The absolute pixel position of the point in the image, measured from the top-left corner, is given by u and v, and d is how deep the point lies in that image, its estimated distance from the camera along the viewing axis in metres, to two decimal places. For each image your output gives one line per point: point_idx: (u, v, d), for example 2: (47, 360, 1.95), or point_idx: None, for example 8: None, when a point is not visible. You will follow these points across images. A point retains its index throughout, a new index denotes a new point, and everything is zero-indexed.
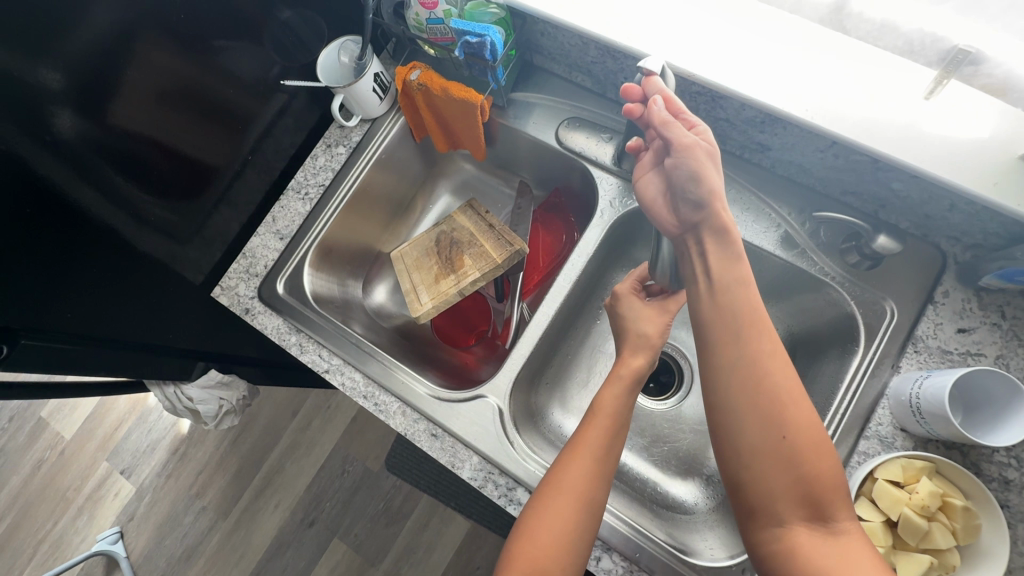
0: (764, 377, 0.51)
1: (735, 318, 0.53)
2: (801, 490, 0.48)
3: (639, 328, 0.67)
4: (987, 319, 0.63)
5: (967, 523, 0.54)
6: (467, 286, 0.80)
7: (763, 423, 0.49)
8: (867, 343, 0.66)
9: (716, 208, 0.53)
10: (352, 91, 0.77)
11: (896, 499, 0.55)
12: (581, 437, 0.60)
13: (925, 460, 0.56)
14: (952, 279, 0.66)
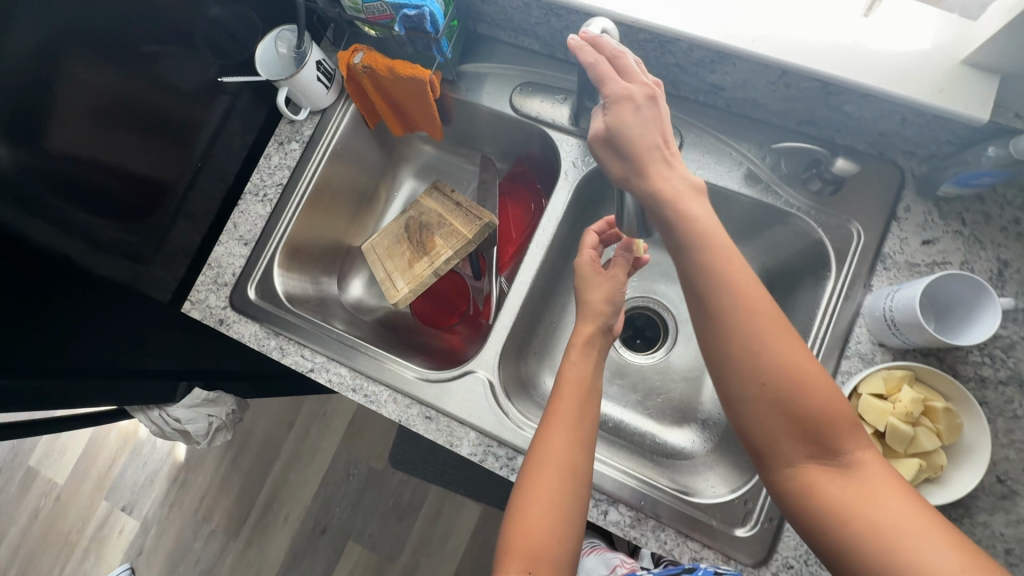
0: (736, 315, 0.49)
1: (707, 267, 0.50)
2: (800, 428, 0.48)
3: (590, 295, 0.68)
4: (949, 228, 0.65)
5: (949, 423, 0.56)
6: (443, 265, 0.79)
7: (762, 371, 0.48)
8: (838, 266, 0.67)
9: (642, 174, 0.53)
10: (296, 82, 0.74)
11: (881, 411, 0.57)
12: (555, 409, 0.60)
13: (905, 369, 0.58)
14: (912, 193, 0.67)
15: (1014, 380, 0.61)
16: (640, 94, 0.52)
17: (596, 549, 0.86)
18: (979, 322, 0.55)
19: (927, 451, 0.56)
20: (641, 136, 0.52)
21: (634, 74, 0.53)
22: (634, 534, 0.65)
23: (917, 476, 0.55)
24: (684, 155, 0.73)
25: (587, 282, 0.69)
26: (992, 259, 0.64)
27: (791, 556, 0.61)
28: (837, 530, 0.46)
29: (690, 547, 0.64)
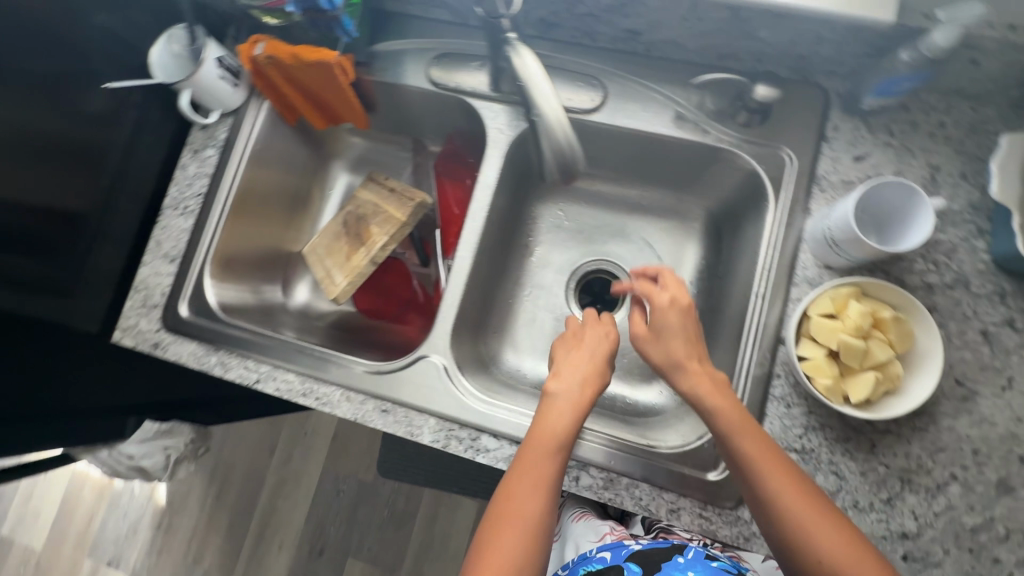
0: (730, 437, 0.54)
1: (699, 384, 0.58)
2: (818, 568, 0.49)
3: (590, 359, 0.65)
4: (878, 142, 0.65)
5: (900, 331, 0.55)
6: (380, 252, 0.77)
7: (750, 463, 0.53)
8: (776, 195, 0.66)
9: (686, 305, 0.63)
10: (198, 82, 0.72)
11: (832, 329, 0.56)
12: (525, 467, 0.56)
13: (850, 285, 0.57)
14: (839, 112, 0.67)
15: (960, 282, 0.61)
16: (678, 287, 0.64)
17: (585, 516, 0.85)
18: (915, 226, 0.55)
19: (882, 363, 0.55)
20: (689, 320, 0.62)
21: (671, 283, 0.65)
22: (609, 496, 0.63)
23: (875, 388, 0.55)
24: (611, 106, 0.72)
25: (589, 348, 0.66)
26: (924, 167, 0.64)
27: None
28: None
29: (666, 499, 0.62)
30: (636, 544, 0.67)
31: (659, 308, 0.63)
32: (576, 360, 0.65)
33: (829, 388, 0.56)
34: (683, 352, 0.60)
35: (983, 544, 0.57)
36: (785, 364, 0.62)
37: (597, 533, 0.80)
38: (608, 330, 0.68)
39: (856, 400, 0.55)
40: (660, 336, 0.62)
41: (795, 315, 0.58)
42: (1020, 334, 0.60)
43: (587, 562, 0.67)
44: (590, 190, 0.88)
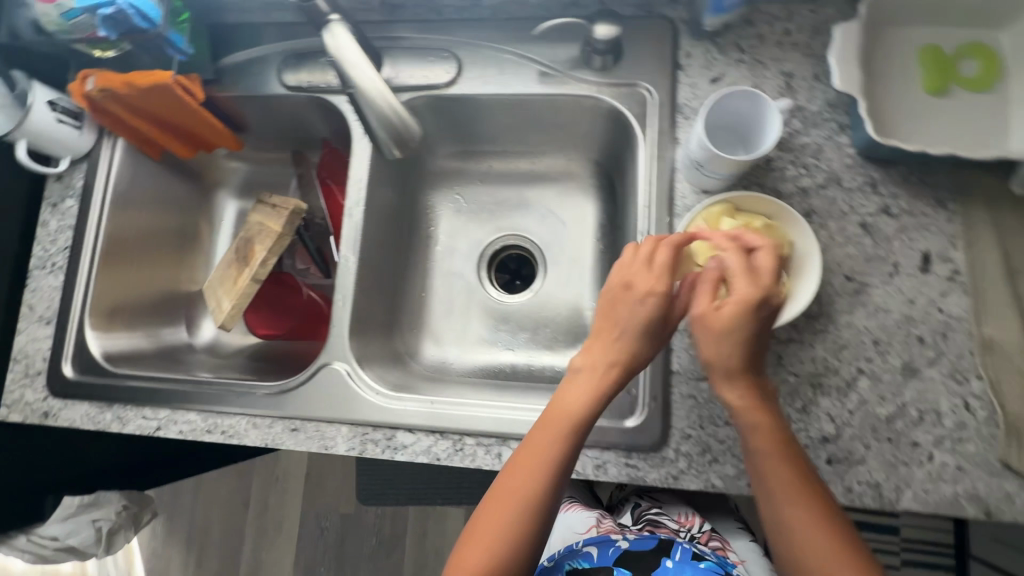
0: (761, 446, 0.51)
1: (740, 384, 0.52)
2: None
3: (619, 335, 0.56)
4: (731, 60, 0.65)
5: (771, 237, 0.56)
6: (262, 269, 0.74)
7: (775, 473, 0.50)
8: (644, 132, 0.66)
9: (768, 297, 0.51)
10: (30, 129, 0.67)
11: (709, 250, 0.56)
12: (528, 450, 0.54)
13: (720, 204, 0.57)
14: (689, 39, 0.66)
15: (832, 181, 0.61)
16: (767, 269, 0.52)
17: (573, 507, 0.88)
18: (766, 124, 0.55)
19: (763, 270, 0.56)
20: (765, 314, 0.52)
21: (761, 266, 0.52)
22: None
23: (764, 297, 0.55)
24: (469, 75, 0.70)
25: (621, 324, 0.56)
26: (778, 75, 0.64)
27: (685, 424, 0.59)
28: None
29: (591, 456, 0.60)
30: (624, 543, 0.71)
31: (734, 299, 0.52)
32: (606, 342, 0.57)
33: None
34: (739, 360, 0.52)
35: (901, 430, 0.57)
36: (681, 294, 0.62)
37: (586, 525, 0.83)
38: (660, 293, 0.55)
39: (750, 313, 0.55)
40: (727, 335, 0.52)
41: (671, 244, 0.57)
42: (897, 219, 0.60)
43: (571, 559, 0.71)
44: (482, 169, 0.86)
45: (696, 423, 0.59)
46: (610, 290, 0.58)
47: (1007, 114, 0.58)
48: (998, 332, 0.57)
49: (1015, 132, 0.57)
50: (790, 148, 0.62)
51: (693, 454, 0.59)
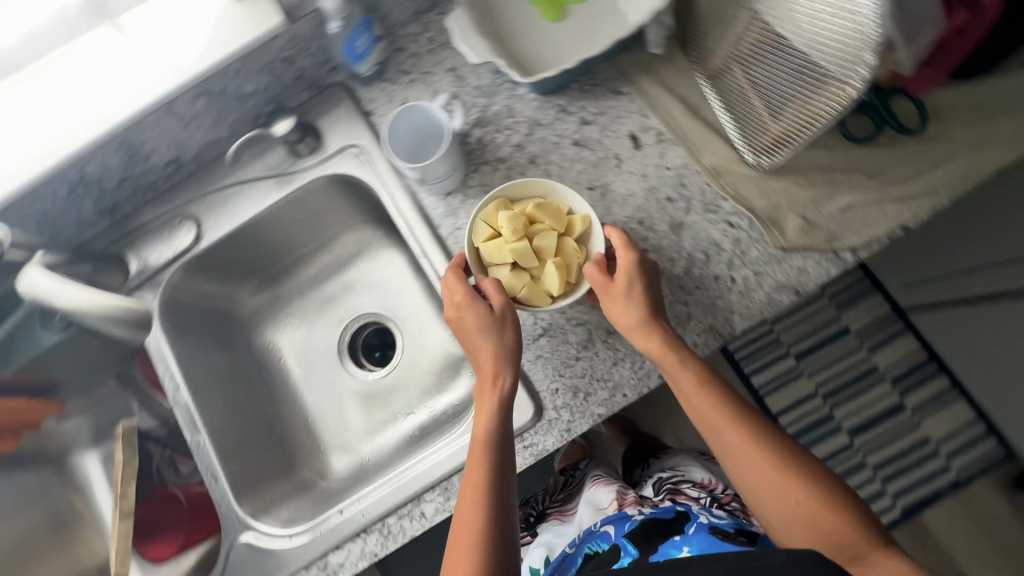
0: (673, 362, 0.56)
1: (636, 323, 0.57)
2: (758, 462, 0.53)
3: (489, 344, 0.59)
4: (405, 84, 0.72)
5: (546, 211, 0.61)
6: (122, 503, 0.71)
7: (689, 383, 0.56)
8: (376, 179, 0.72)
9: (635, 263, 0.59)
10: None
11: (500, 246, 0.62)
12: (468, 484, 0.55)
13: (492, 202, 0.63)
14: (365, 88, 0.73)
15: (534, 125, 0.69)
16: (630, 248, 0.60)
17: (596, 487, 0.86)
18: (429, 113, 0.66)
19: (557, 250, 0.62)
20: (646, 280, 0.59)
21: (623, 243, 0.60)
22: (455, 501, 0.62)
23: (562, 274, 0.60)
24: (211, 224, 0.74)
25: (476, 332, 0.60)
26: (446, 73, 0.72)
27: (548, 383, 0.63)
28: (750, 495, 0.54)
29: None
30: (639, 516, 0.71)
31: (620, 270, 0.59)
32: (481, 352, 0.59)
33: (534, 296, 0.62)
34: (644, 310, 0.58)
35: (701, 274, 0.63)
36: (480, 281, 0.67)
37: (603, 501, 0.81)
38: (503, 308, 0.60)
39: (557, 292, 0.61)
40: (630, 300, 0.58)
41: (471, 254, 0.63)
42: (596, 123, 0.69)
43: (592, 541, 0.72)
44: (294, 284, 0.88)
45: (556, 375, 0.63)
46: (455, 316, 0.61)
47: (615, 4, 0.68)
48: (716, 157, 0.66)
49: (625, 12, 0.67)
50: (488, 121, 0.70)
51: (570, 401, 0.62)
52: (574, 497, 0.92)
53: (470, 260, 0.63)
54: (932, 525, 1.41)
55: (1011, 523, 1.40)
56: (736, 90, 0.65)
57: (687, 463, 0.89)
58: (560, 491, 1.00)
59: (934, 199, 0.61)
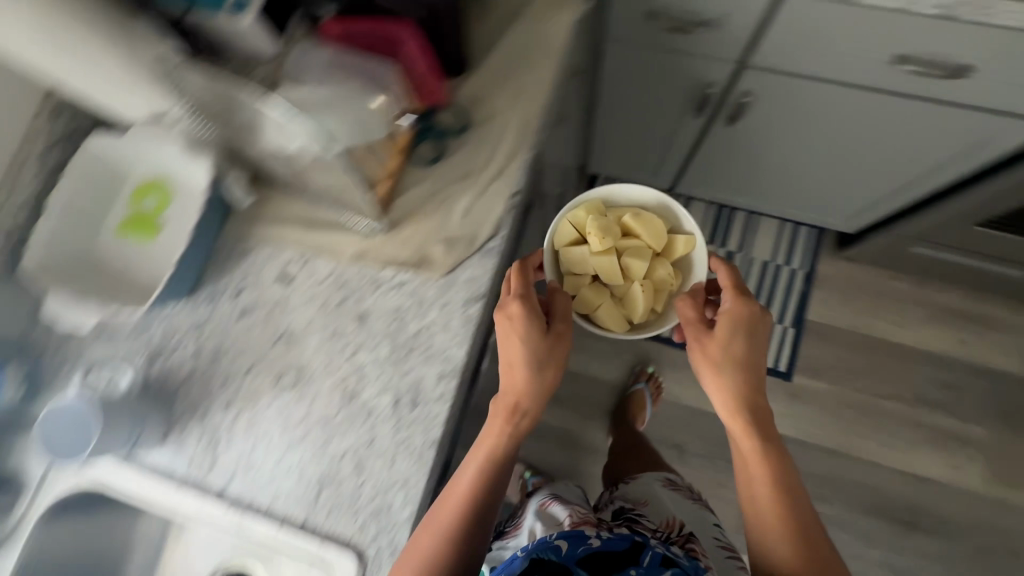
0: (743, 401, 0.68)
1: (734, 373, 0.68)
2: (776, 504, 0.65)
3: (528, 370, 0.64)
4: (64, 375, 0.69)
5: (643, 224, 0.76)
6: None
7: (739, 415, 0.68)
8: (95, 474, 0.68)
9: (761, 328, 0.70)
10: None
11: (575, 256, 0.77)
12: (445, 510, 0.61)
13: (580, 210, 0.77)
14: (28, 407, 0.69)
15: (202, 325, 0.71)
16: (760, 315, 0.70)
17: (548, 504, 0.83)
18: (60, 412, 0.62)
19: (645, 271, 0.77)
20: (762, 339, 0.70)
21: (752, 309, 0.70)
22: None
23: (644, 299, 0.76)
24: None
25: (511, 361, 0.65)
26: (96, 339, 0.70)
27: (352, 528, 0.63)
28: (759, 525, 0.66)
29: None
30: (594, 539, 0.65)
31: (721, 320, 0.69)
32: (512, 381, 0.65)
33: (603, 322, 0.78)
34: (741, 356, 0.69)
35: (402, 339, 0.67)
36: (241, 495, 0.65)
37: (558, 522, 0.78)
38: (559, 329, 0.67)
39: (633, 315, 0.77)
40: (723, 363, 0.68)
41: (547, 259, 0.77)
42: (249, 286, 0.71)
43: (538, 548, 0.63)
44: None
45: (354, 513, 0.63)
46: (505, 316, 0.65)
47: (180, 181, 0.70)
48: (354, 244, 0.70)
49: (193, 178, 0.69)
50: (159, 350, 0.70)
51: (379, 525, 0.63)
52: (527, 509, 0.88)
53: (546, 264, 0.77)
54: (816, 319, 1.56)
55: (860, 274, 1.57)
56: (323, 190, 0.70)
57: (653, 497, 0.99)
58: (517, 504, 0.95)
59: (518, 157, 0.71)
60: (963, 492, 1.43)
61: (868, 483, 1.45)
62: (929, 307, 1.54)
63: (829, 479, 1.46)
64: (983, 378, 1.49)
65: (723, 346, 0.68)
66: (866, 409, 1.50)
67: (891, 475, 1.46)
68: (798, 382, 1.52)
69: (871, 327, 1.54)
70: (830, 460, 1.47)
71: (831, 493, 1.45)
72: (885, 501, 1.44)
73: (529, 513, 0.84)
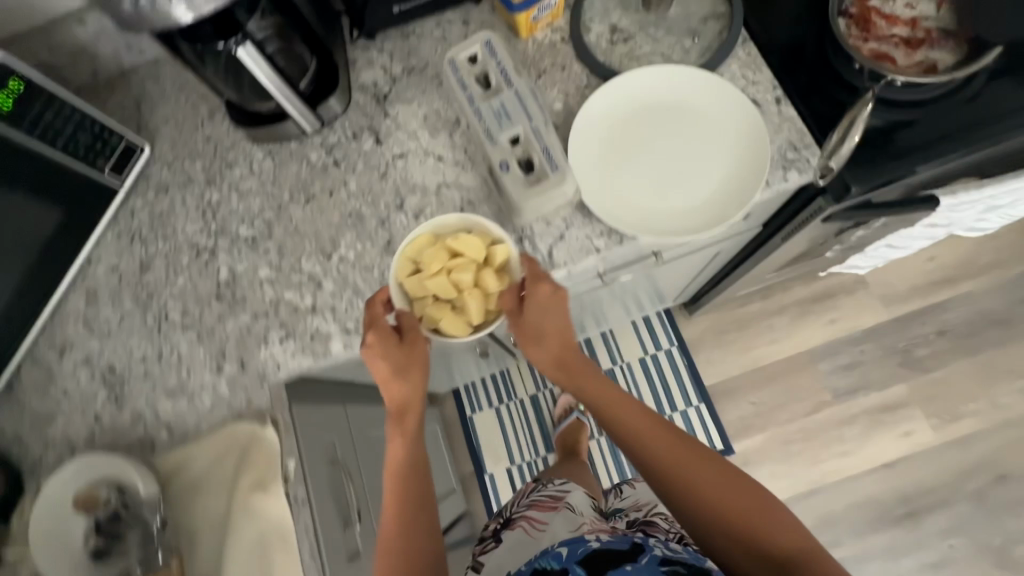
0: (569, 350, 0.74)
1: (551, 330, 0.71)
2: (664, 443, 0.70)
3: (401, 382, 0.69)
4: None
5: (468, 241, 0.67)
6: None
7: (584, 364, 0.74)
8: None
9: (559, 292, 0.69)
10: None
11: (429, 278, 0.67)
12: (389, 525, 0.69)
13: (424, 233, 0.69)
14: None
15: None
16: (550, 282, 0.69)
17: (563, 511, 0.88)
18: None
19: (479, 279, 0.67)
20: (563, 307, 0.70)
21: (545, 279, 0.69)
22: None
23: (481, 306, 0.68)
24: None
25: (393, 380, 0.69)
26: None
27: None
28: (654, 456, 0.69)
29: None
30: (593, 540, 0.67)
31: (528, 299, 0.68)
32: (399, 393, 0.70)
33: (452, 330, 0.69)
34: (547, 322, 0.70)
35: None
36: None
37: (574, 525, 0.83)
38: (414, 334, 0.69)
39: (475, 321, 0.68)
40: (535, 334, 0.71)
41: (392, 291, 0.68)
42: None
43: (543, 559, 0.66)
44: None
45: None
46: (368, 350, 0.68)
47: None
48: None
49: None
50: None
51: None
52: (538, 508, 0.90)
53: (390, 297, 0.68)
54: (713, 382, 1.56)
55: (717, 321, 1.59)
56: None
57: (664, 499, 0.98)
58: (534, 494, 0.98)
59: None
60: (927, 452, 1.45)
61: (856, 500, 1.44)
62: (788, 310, 1.58)
63: (824, 520, 1.44)
64: (869, 341, 1.53)
65: (532, 307, 0.69)
66: (808, 434, 1.50)
67: (870, 479, 1.45)
68: (740, 449, 1.51)
69: (759, 359, 1.56)
70: (814, 502, 1.45)
71: (835, 533, 1.43)
72: (881, 506, 1.43)
73: (547, 513, 0.88)
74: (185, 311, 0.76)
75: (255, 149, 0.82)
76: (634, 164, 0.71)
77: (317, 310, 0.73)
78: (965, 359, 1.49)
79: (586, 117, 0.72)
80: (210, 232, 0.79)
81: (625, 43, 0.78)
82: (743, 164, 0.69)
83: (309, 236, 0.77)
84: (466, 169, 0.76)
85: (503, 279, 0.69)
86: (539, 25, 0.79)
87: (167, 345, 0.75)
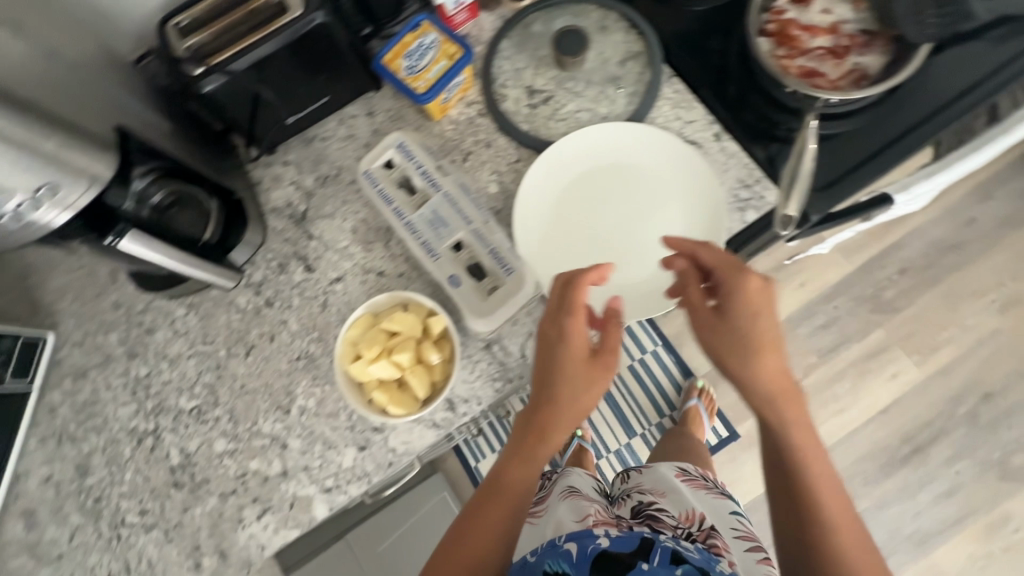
0: (769, 347, 0.52)
1: (758, 335, 0.52)
2: (819, 477, 0.53)
3: (562, 387, 0.53)
4: None
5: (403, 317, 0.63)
6: None
7: (769, 365, 0.52)
8: None
9: (768, 290, 0.52)
10: None
11: (370, 361, 0.62)
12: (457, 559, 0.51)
13: (364, 313, 0.65)
14: None
15: None
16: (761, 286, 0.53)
17: (573, 498, 0.66)
18: None
19: (419, 352, 0.63)
20: (770, 316, 0.52)
21: (750, 284, 0.52)
22: None
23: (424, 377, 0.63)
24: None
25: (557, 374, 0.53)
26: None
27: None
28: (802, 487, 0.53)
29: None
30: (604, 536, 0.50)
31: (734, 299, 0.52)
32: (559, 388, 0.53)
33: (402, 409, 0.63)
34: (741, 315, 0.52)
35: None
36: None
37: (579, 515, 0.61)
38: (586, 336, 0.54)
39: (422, 396, 0.63)
40: (720, 327, 0.53)
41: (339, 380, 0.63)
42: None
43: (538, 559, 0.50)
44: None
45: None
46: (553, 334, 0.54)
47: None
48: None
49: None
50: None
51: None
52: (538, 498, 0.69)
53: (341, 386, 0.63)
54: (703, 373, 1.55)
55: None
56: None
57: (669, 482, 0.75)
58: None
59: None
60: (916, 390, 1.50)
61: (863, 453, 1.48)
62: None
63: None
64: (840, 296, 1.56)
65: (732, 298, 0.53)
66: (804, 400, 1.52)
67: (870, 429, 1.49)
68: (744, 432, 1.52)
69: None
70: None
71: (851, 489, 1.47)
72: (886, 453, 1.48)
73: (548, 502, 0.67)
74: (142, 510, 0.68)
75: (172, 305, 0.73)
76: (592, 228, 0.67)
77: (290, 474, 0.67)
78: (931, 291, 1.54)
79: (538, 179, 0.67)
80: (147, 413, 0.71)
81: (546, 103, 0.73)
82: (701, 215, 0.65)
83: (261, 393, 0.69)
84: (412, 279, 0.70)
85: (445, 351, 0.64)
86: (451, 103, 0.73)
87: (133, 552, 0.67)
